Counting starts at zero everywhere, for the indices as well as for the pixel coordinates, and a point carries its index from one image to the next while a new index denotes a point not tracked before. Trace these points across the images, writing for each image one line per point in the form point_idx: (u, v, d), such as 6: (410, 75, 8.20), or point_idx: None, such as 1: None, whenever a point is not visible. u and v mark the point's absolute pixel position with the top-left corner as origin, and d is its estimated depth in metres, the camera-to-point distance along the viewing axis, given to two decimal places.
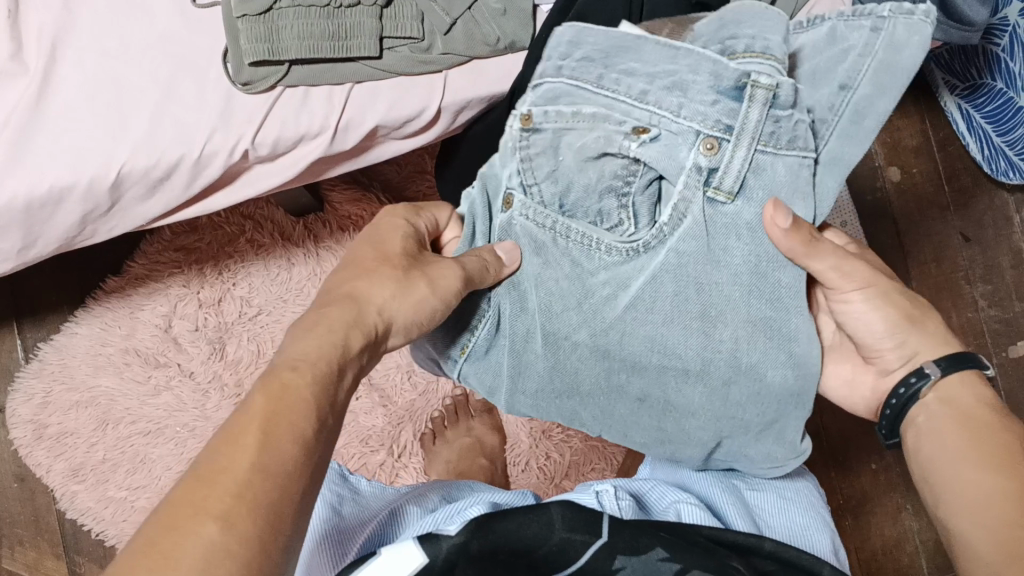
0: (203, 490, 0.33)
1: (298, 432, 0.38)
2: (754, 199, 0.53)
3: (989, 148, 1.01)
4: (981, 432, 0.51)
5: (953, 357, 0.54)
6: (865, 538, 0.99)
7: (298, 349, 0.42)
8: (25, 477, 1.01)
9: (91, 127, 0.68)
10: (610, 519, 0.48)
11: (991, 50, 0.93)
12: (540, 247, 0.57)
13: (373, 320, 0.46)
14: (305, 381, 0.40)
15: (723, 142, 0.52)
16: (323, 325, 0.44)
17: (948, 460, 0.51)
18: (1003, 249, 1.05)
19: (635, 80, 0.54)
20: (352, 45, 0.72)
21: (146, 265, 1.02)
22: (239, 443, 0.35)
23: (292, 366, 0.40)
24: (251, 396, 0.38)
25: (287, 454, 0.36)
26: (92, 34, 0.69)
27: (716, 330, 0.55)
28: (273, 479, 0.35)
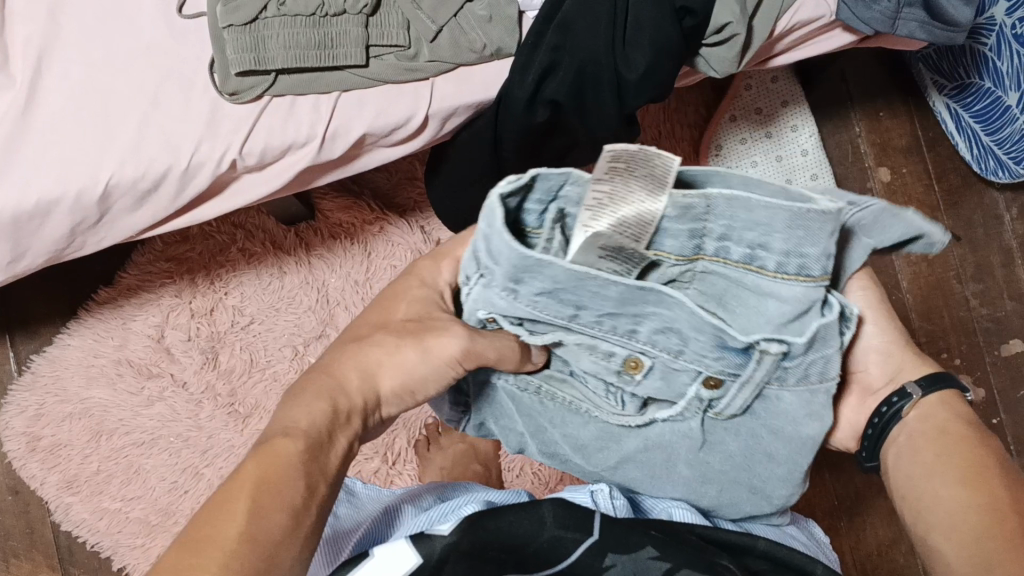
0: (189, 557, 0.34)
1: (287, 505, 0.37)
2: (757, 413, 0.49)
3: (977, 147, 1.01)
4: (952, 455, 0.48)
5: (930, 378, 0.52)
6: (860, 539, 0.99)
7: (291, 417, 0.41)
8: (19, 490, 1.01)
9: (78, 139, 0.68)
10: (602, 517, 0.47)
11: (977, 50, 0.94)
12: (525, 405, 0.55)
13: (357, 385, 0.45)
14: (298, 449, 0.39)
15: (726, 380, 0.47)
16: (311, 391, 0.43)
17: (920, 481, 0.49)
18: (994, 248, 1.05)
19: (618, 321, 0.46)
20: (337, 54, 0.72)
21: (138, 276, 1.02)
22: (226, 516, 0.35)
23: (285, 433, 0.40)
24: (245, 463, 0.38)
25: (275, 528, 0.36)
26: (80, 47, 0.70)
27: (726, 485, 0.52)
28: (259, 550, 0.35)
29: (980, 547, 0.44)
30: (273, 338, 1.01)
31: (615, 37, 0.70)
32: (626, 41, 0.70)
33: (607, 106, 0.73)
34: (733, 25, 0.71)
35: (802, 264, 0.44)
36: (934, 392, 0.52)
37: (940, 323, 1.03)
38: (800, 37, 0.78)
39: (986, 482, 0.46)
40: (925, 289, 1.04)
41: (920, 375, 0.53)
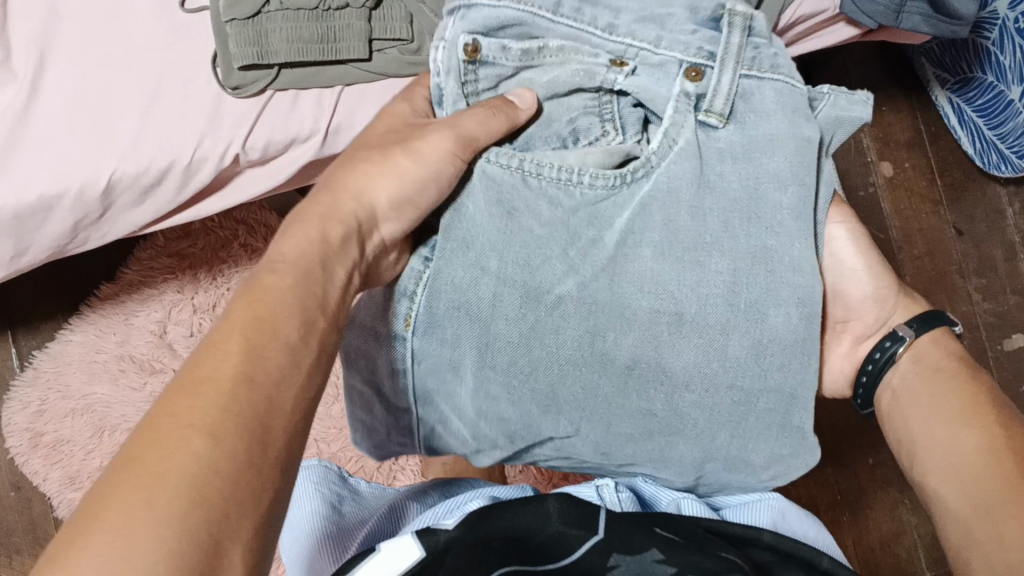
0: (188, 392, 0.32)
1: (282, 340, 0.36)
2: (744, 121, 0.54)
3: (980, 141, 1.01)
4: (946, 398, 0.52)
5: (920, 320, 0.57)
6: (864, 533, 0.99)
7: (283, 249, 0.41)
8: (22, 486, 1.00)
9: (81, 133, 0.68)
10: (606, 513, 0.48)
11: (980, 44, 0.94)
12: (508, 195, 0.53)
13: (352, 208, 0.46)
14: (288, 284, 0.39)
15: (707, 70, 0.54)
16: (303, 224, 0.43)
17: (920, 421, 0.52)
18: (996, 242, 1.05)
19: (601, 14, 0.55)
20: (340, 48, 0.71)
21: (140, 271, 1.02)
22: (223, 351, 0.34)
23: (273, 270, 0.39)
24: (233, 304, 0.37)
25: (274, 364, 0.35)
26: (81, 41, 0.69)
27: (721, 253, 0.53)
28: (259, 384, 0.33)
29: (974, 486, 0.47)
30: None
31: None
32: None
33: None
34: None
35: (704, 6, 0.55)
36: (925, 333, 0.56)
37: None
38: (802, 31, 0.77)
39: (984, 419, 0.49)
40: (927, 283, 1.04)
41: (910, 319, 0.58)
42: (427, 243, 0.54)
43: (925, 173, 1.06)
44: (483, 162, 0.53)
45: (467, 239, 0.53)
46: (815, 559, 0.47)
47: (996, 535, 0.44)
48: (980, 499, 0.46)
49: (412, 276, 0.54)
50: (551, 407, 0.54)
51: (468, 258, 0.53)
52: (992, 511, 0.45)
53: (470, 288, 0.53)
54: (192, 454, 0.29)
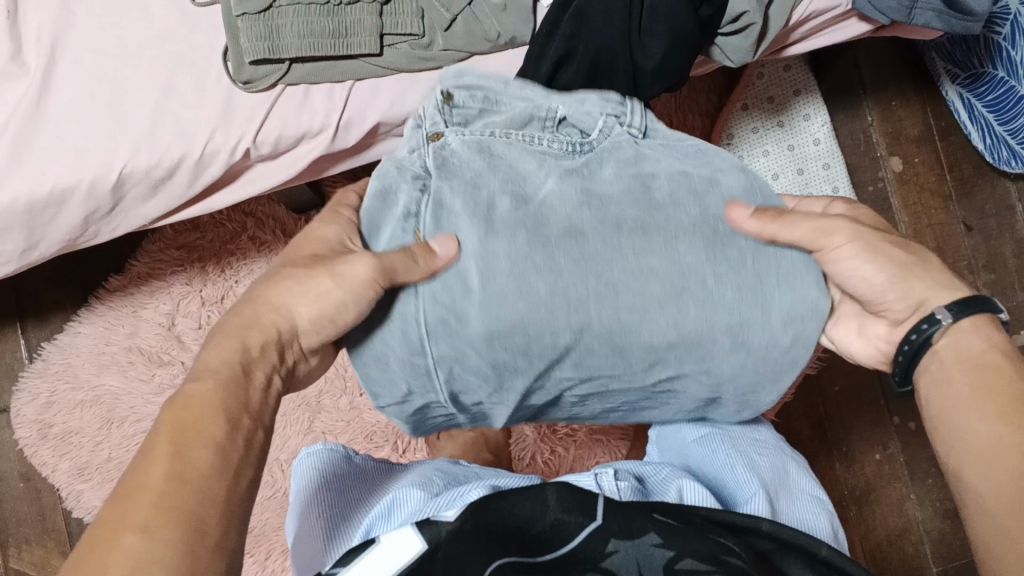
0: (122, 505, 0.36)
1: (211, 440, 0.40)
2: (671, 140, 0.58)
3: (990, 137, 1.01)
4: (991, 392, 0.46)
5: (964, 302, 0.49)
6: (870, 528, 0.99)
7: (205, 360, 0.44)
8: (31, 476, 1.01)
9: (92, 127, 0.68)
10: (606, 500, 0.47)
11: (991, 39, 0.93)
12: (484, 150, 0.54)
13: (271, 320, 0.48)
14: (209, 392, 0.42)
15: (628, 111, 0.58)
16: (221, 335, 0.46)
17: (954, 418, 0.47)
18: (1006, 238, 1.05)
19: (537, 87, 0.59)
20: (352, 42, 0.71)
21: (149, 263, 1.02)
22: (151, 459, 0.38)
23: (200, 378, 0.43)
24: (161, 415, 0.40)
25: (203, 462, 0.38)
26: (92, 34, 0.69)
27: (683, 157, 0.55)
28: (188, 483, 0.37)
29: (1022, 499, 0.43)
30: None
31: (631, 24, 0.70)
32: (642, 31, 0.70)
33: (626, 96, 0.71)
34: (750, 14, 0.71)
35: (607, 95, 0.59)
36: (965, 316, 0.49)
37: None
38: (816, 27, 0.77)
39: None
40: None
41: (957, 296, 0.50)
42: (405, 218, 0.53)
43: (935, 168, 1.06)
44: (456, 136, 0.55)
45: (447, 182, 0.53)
46: (814, 546, 0.46)
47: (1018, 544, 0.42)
48: None
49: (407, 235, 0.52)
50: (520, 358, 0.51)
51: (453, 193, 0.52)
52: None
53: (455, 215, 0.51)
54: (128, 559, 0.33)
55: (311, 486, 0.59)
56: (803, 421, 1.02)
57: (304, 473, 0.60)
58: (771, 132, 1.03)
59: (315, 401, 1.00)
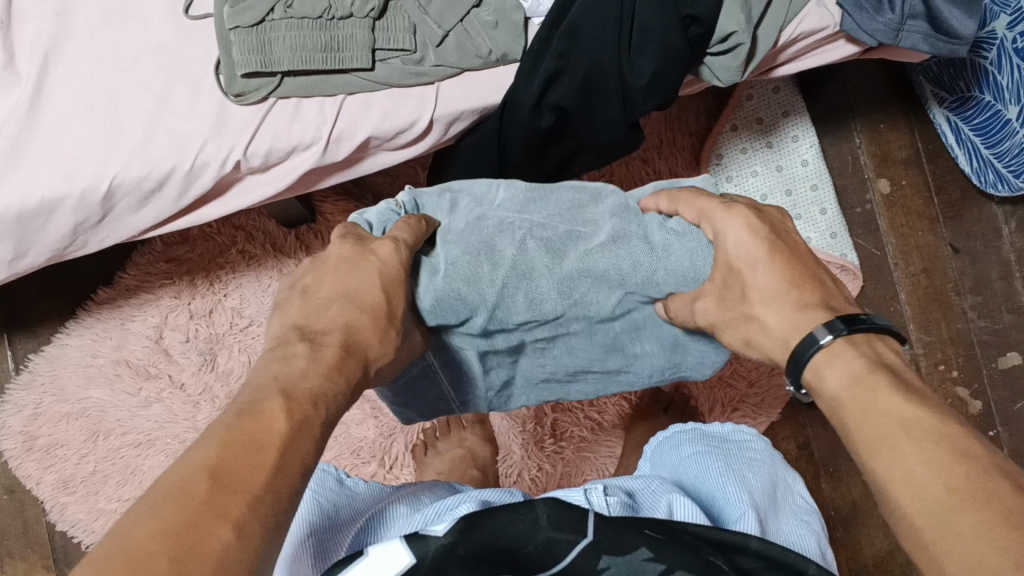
0: (198, 514, 0.31)
1: (290, 472, 0.36)
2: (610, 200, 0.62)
3: (977, 160, 1.02)
4: (878, 404, 0.42)
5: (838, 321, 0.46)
6: (856, 549, 0.99)
7: (297, 381, 0.40)
8: (15, 489, 1.00)
9: (82, 139, 0.68)
10: (595, 514, 0.46)
11: (977, 63, 0.94)
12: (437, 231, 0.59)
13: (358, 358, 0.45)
14: (306, 426, 0.38)
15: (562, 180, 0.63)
16: (310, 355, 0.42)
17: (867, 420, 0.42)
18: (992, 260, 1.06)
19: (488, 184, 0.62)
20: (343, 57, 0.72)
21: (138, 276, 1.02)
22: (244, 481, 0.33)
23: (288, 405, 0.38)
24: (247, 419, 0.36)
25: (284, 494, 0.35)
26: (84, 47, 0.70)
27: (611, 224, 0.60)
28: (267, 518, 0.33)
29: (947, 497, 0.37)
30: None
31: (622, 42, 0.71)
32: (633, 49, 0.71)
33: (613, 112, 0.74)
34: (740, 34, 0.71)
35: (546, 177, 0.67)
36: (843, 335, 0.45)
37: (938, 334, 1.04)
38: (805, 47, 0.78)
39: (927, 424, 0.39)
40: (923, 301, 1.05)
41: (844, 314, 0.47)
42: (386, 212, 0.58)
43: (923, 191, 1.07)
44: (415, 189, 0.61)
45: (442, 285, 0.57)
46: (801, 566, 0.46)
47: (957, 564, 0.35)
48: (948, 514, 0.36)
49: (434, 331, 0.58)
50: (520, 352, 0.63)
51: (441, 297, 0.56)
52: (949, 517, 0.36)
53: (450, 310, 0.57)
54: None
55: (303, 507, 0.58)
56: (790, 441, 1.02)
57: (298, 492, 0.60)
58: (759, 153, 1.04)
59: None
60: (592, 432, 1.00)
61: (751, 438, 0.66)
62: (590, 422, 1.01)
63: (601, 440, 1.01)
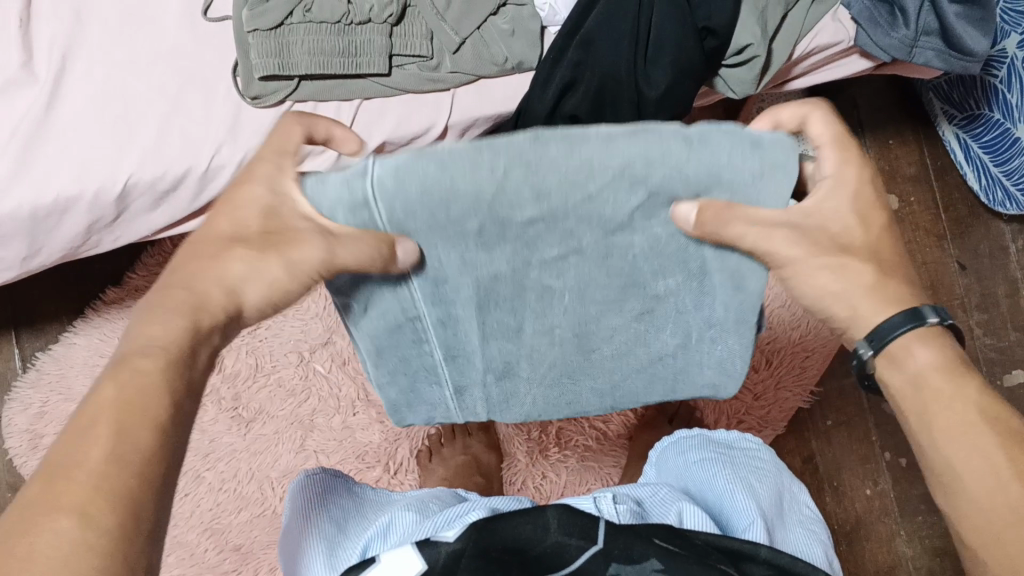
0: (50, 494, 0.32)
1: (151, 422, 0.36)
2: None
3: (985, 178, 1.02)
4: (953, 411, 0.45)
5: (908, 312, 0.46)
6: (859, 563, 1.00)
7: (147, 334, 0.40)
8: (19, 487, 1.01)
9: (99, 139, 0.69)
10: (606, 524, 0.48)
11: (988, 81, 0.94)
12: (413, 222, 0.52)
13: (223, 300, 0.43)
14: (156, 370, 0.38)
15: None
16: (170, 308, 0.41)
17: (940, 431, 0.45)
18: (998, 278, 1.06)
19: None
20: (361, 62, 0.72)
21: (147, 277, 1.02)
22: (91, 435, 0.35)
23: (150, 353, 0.39)
24: (100, 388, 0.37)
25: (145, 444, 0.35)
26: (102, 47, 0.70)
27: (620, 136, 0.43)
28: (129, 470, 0.34)
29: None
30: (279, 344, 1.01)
31: (637, 53, 0.71)
32: (647, 59, 0.71)
33: None
34: (756, 46, 0.72)
35: None
36: (900, 334, 0.46)
37: None
38: (819, 61, 0.78)
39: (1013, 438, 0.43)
40: None
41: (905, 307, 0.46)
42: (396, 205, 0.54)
43: (930, 208, 1.07)
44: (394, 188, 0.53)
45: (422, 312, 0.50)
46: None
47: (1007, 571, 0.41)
48: None
49: (415, 329, 0.51)
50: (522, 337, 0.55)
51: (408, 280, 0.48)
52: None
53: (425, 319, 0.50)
54: (60, 542, 0.31)
55: (311, 510, 0.59)
56: (795, 454, 1.02)
57: (305, 497, 0.60)
58: None
59: (308, 420, 1.00)
60: (597, 442, 1.00)
61: (756, 449, 0.66)
62: (595, 432, 1.00)
63: (606, 451, 1.00)
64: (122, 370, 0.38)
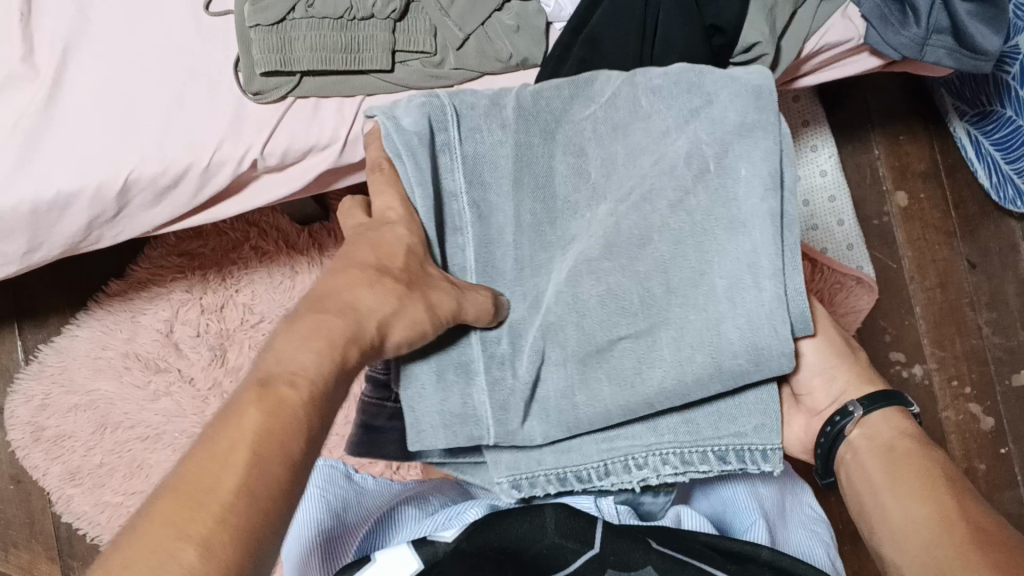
0: (181, 512, 0.32)
1: (290, 449, 0.36)
2: (617, 104, 0.56)
3: (996, 175, 1.01)
4: (900, 467, 0.53)
5: (871, 397, 0.57)
6: (863, 562, 0.99)
7: (296, 354, 0.39)
8: (21, 479, 1.01)
9: (103, 134, 0.68)
10: (605, 527, 0.47)
11: (1001, 78, 0.93)
12: (444, 146, 0.53)
13: (364, 318, 0.43)
14: (297, 394, 0.38)
15: (579, 99, 0.56)
16: (314, 324, 0.41)
17: (877, 492, 0.53)
18: (1009, 277, 1.05)
19: (494, 144, 0.55)
20: (362, 58, 0.72)
21: (149, 269, 1.02)
22: (227, 461, 0.34)
23: (291, 380, 0.38)
24: (245, 405, 0.36)
25: (275, 474, 0.35)
26: (104, 42, 0.70)
27: (618, 134, 0.56)
28: (257, 500, 0.34)
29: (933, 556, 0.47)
30: None
31: (643, 51, 0.70)
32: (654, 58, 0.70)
33: None
34: (763, 45, 0.70)
35: (569, 139, 0.56)
36: (879, 407, 0.56)
37: (951, 350, 1.04)
38: (828, 58, 0.77)
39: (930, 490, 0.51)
40: (938, 317, 1.04)
41: (862, 395, 0.58)
42: (413, 139, 0.52)
43: (940, 205, 1.06)
44: (428, 100, 0.53)
45: (455, 139, 0.54)
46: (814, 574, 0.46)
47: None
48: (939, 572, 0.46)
49: (455, 211, 0.54)
50: (580, 300, 0.55)
51: (463, 107, 0.54)
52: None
53: (500, 136, 0.55)
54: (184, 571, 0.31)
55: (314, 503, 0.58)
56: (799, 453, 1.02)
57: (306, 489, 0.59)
58: None
59: None
60: None
61: None
62: None
63: None
64: (262, 393, 0.37)
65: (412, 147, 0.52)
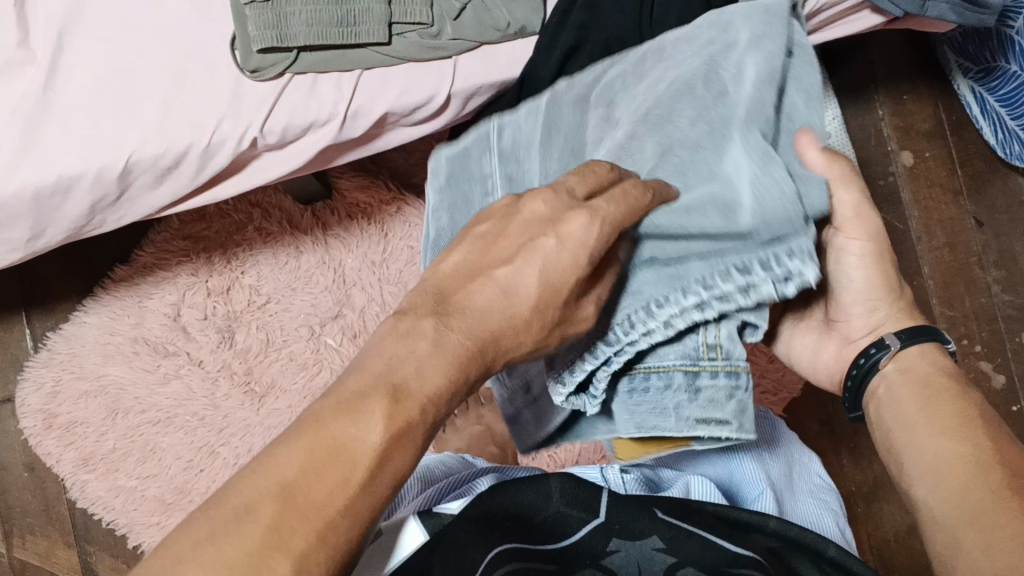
0: (256, 532, 0.32)
1: (367, 464, 0.35)
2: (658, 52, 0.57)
3: (1003, 132, 1.00)
4: (935, 402, 0.53)
5: (911, 332, 0.57)
6: (878, 525, 0.99)
7: (387, 351, 0.37)
8: (35, 466, 1.01)
9: (105, 115, 0.68)
10: (609, 495, 0.46)
11: (1004, 31, 0.91)
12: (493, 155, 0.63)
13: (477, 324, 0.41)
14: (385, 399, 0.36)
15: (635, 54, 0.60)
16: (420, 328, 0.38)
17: (908, 424, 0.54)
18: (1017, 235, 1.04)
19: (545, 137, 0.61)
20: (359, 31, 0.71)
21: (155, 254, 1.01)
22: (301, 479, 0.33)
23: (399, 389, 0.36)
24: (319, 410, 0.35)
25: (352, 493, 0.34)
26: (100, 21, 0.69)
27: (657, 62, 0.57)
28: (326, 523, 0.34)
29: (963, 493, 0.49)
30: (290, 318, 1.01)
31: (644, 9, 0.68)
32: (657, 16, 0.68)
33: None
34: None
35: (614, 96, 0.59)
36: (917, 341, 0.57)
37: (961, 309, 1.03)
38: (828, 18, 0.76)
39: (961, 426, 0.52)
40: (947, 275, 1.04)
41: (902, 329, 0.58)
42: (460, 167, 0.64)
43: (946, 163, 1.05)
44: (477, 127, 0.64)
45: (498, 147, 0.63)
46: (820, 546, 0.47)
47: (983, 544, 0.46)
48: (970, 508, 0.48)
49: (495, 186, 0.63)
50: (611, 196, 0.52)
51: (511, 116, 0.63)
52: (974, 516, 0.47)
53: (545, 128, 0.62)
54: None
55: None
56: (811, 417, 1.02)
57: None
58: None
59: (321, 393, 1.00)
60: None
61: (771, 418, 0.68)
62: None
63: None
64: (393, 402, 0.36)
65: (453, 172, 0.64)
